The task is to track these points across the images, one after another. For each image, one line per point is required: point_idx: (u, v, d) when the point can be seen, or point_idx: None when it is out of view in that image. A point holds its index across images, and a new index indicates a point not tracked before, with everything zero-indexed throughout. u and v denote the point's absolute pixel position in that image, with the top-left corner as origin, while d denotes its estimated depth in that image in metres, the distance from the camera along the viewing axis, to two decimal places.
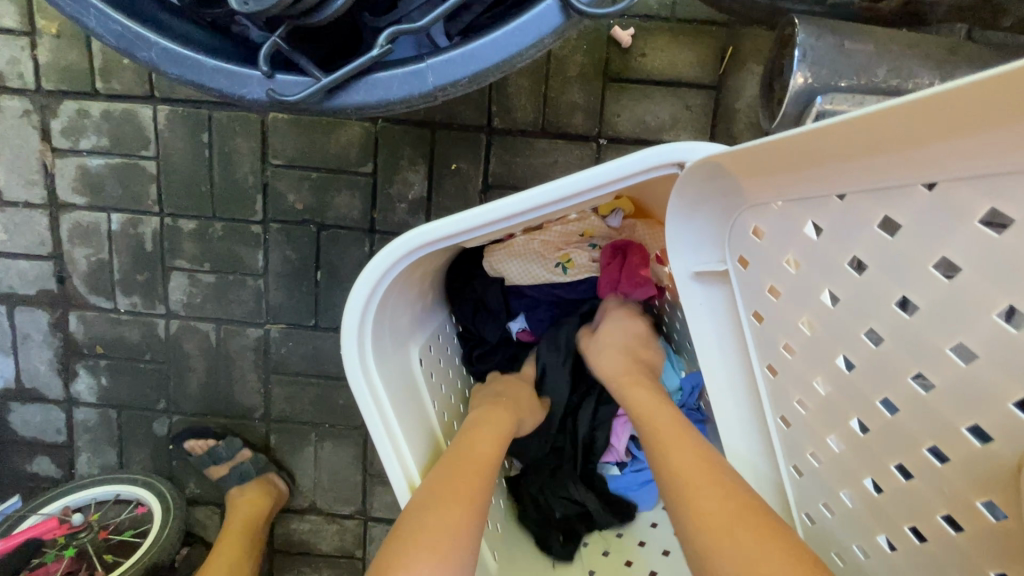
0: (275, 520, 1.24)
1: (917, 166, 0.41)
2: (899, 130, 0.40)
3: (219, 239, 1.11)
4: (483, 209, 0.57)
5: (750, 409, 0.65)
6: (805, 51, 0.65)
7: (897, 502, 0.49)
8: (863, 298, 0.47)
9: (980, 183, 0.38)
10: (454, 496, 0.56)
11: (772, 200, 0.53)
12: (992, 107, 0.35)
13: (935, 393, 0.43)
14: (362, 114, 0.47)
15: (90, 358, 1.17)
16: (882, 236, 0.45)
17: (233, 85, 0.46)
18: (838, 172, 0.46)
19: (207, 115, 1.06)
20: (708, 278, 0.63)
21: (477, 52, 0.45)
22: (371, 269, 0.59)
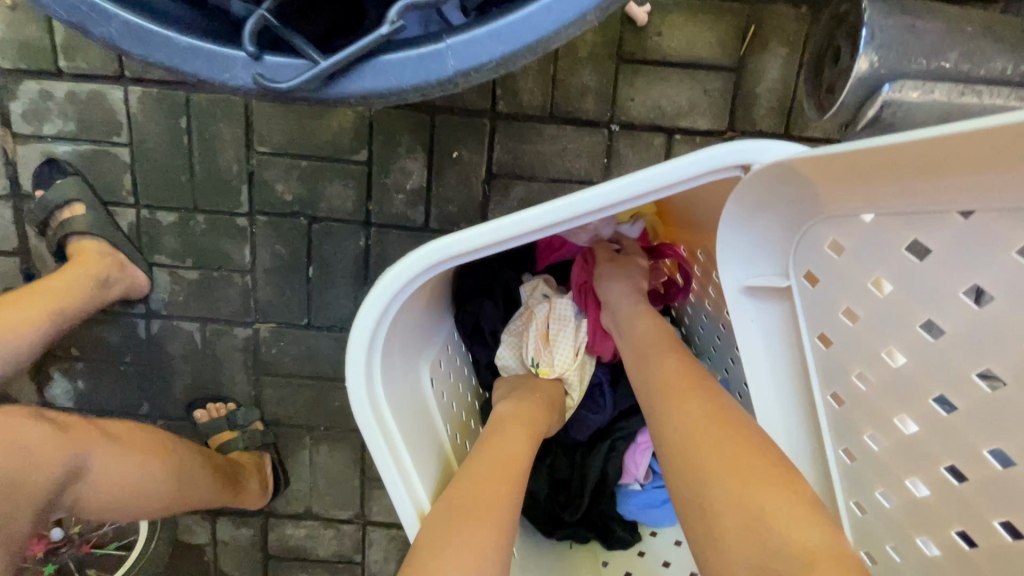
0: (268, 526, 1.19)
1: None
2: None
3: (202, 233, 1.03)
4: (519, 216, 0.51)
5: (805, 437, 0.60)
6: (873, 31, 0.59)
7: (993, 558, 0.45)
8: (978, 334, 0.42)
9: None
10: (489, 501, 0.51)
11: (861, 214, 0.48)
12: None
13: None
14: (370, 104, 0.40)
15: (65, 360, 1.09)
16: (1019, 265, 0.39)
17: (214, 69, 0.39)
18: (962, 190, 0.40)
19: (185, 97, 0.97)
20: (775, 298, 0.58)
21: (508, 30, 0.38)
22: (393, 277, 0.52)
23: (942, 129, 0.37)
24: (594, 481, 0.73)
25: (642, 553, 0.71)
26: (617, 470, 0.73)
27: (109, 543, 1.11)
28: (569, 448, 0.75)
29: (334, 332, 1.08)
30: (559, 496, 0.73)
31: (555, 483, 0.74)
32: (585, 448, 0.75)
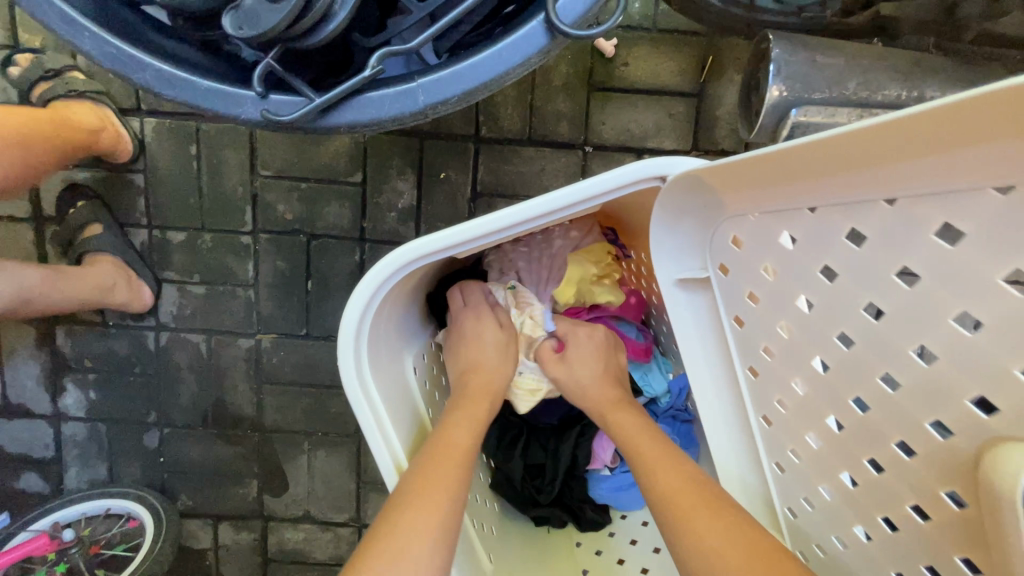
0: (268, 530, 1.24)
1: (884, 180, 0.42)
2: (874, 146, 0.41)
3: (208, 250, 1.11)
4: (471, 226, 0.58)
5: (733, 414, 0.64)
6: (779, 66, 0.68)
7: (868, 502, 0.50)
8: (831, 305, 0.49)
9: (936, 201, 0.39)
10: (430, 498, 0.57)
11: (749, 212, 0.54)
12: (956, 124, 0.36)
13: (901, 391, 0.44)
14: (355, 131, 0.49)
15: (79, 372, 1.16)
16: (848, 247, 0.46)
17: (229, 106, 0.47)
18: (810, 187, 0.47)
19: (195, 127, 1.06)
20: (694, 284, 0.64)
21: (467, 71, 0.47)
22: (373, 275, 0.59)
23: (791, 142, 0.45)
24: (567, 465, 0.77)
25: (612, 534, 0.76)
26: (586, 458, 0.78)
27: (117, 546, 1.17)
28: (542, 437, 0.80)
29: (331, 342, 1.15)
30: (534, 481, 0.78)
31: (529, 469, 0.78)
32: (557, 437, 0.80)
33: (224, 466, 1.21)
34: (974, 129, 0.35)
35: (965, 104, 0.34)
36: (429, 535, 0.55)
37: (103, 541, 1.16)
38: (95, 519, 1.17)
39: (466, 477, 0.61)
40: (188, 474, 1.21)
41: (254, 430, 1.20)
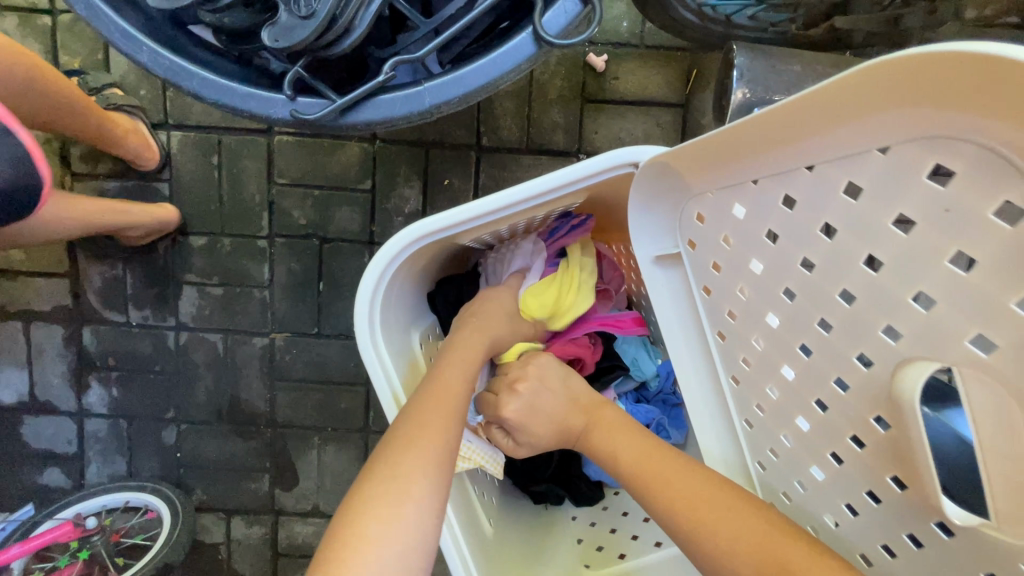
0: (279, 524, 1.28)
1: (800, 143, 0.40)
2: (780, 119, 0.40)
3: (227, 253, 1.18)
4: (455, 210, 0.57)
5: (715, 402, 0.59)
6: (742, 71, 0.76)
7: (849, 481, 0.45)
8: (775, 273, 0.45)
9: (840, 166, 0.39)
10: (422, 446, 0.59)
11: (702, 189, 0.50)
12: (858, 92, 0.35)
13: (833, 333, 0.42)
14: (370, 129, 0.56)
15: (103, 370, 1.23)
16: (785, 212, 0.43)
17: (262, 107, 0.55)
18: (743, 157, 0.44)
19: (217, 139, 1.15)
20: (668, 260, 0.58)
21: (467, 76, 0.54)
22: (384, 253, 0.61)
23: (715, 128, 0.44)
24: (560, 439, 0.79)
25: (606, 507, 0.78)
26: None
27: (135, 536, 1.22)
28: None
29: (341, 340, 1.22)
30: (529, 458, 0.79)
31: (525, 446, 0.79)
32: None
33: (238, 461, 1.26)
34: (864, 87, 0.34)
35: (859, 72, 0.33)
36: (422, 481, 0.57)
37: (122, 531, 1.21)
38: (114, 511, 1.22)
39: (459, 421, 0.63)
40: (203, 469, 1.27)
41: (267, 426, 1.26)
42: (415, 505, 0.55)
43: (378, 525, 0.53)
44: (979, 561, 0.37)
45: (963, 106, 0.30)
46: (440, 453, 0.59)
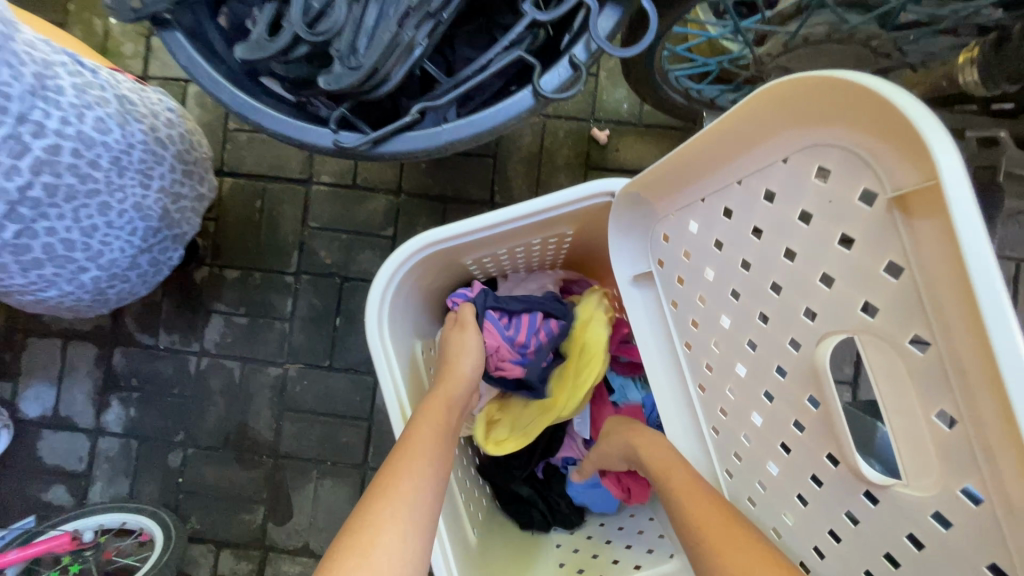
0: (266, 561, 1.27)
1: (732, 165, 0.49)
2: (716, 146, 0.49)
3: (256, 286, 1.30)
4: (459, 225, 0.66)
5: (686, 412, 0.63)
6: None
7: (797, 469, 0.49)
8: (724, 276, 0.52)
9: (761, 179, 0.47)
10: (392, 493, 0.60)
11: (666, 212, 0.59)
12: (767, 119, 0.44)
13: (770, 323, 0.48)
14: (396, 159, 0.68)
15: (124, 390, 1.30)
16: (726, 222, 0.51)
17: (311, 137, 0.67)
18: (695, 179, 0.53)
19: (263, 186, 1.30)
20: (644, 279, 0.65)
21: (478, 120, 0.66)
22: (391, 261, 0.69)
23: (668, 154, 0.53)
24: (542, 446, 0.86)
25: (590, 536, 0.80)
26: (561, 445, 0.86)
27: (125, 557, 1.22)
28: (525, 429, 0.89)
29: (350, 374, 1.28)
30: (512, 462, 0.85)
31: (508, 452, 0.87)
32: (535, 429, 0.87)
33: (236, 490, 1.29)
34: (770, 115, 0.43)
35: (760, 97, 0.42)
36: (394, 529, 0.58)
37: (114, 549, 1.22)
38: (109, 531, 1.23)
39: (429, 468, 0.63)
40: (201, 495, 1.29)
41: (269, 455, 1.29)
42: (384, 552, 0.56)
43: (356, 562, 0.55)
44: (900, 525, 0.41)
45: (833, 121, 0.39)
46: (411, 513, 0.59)
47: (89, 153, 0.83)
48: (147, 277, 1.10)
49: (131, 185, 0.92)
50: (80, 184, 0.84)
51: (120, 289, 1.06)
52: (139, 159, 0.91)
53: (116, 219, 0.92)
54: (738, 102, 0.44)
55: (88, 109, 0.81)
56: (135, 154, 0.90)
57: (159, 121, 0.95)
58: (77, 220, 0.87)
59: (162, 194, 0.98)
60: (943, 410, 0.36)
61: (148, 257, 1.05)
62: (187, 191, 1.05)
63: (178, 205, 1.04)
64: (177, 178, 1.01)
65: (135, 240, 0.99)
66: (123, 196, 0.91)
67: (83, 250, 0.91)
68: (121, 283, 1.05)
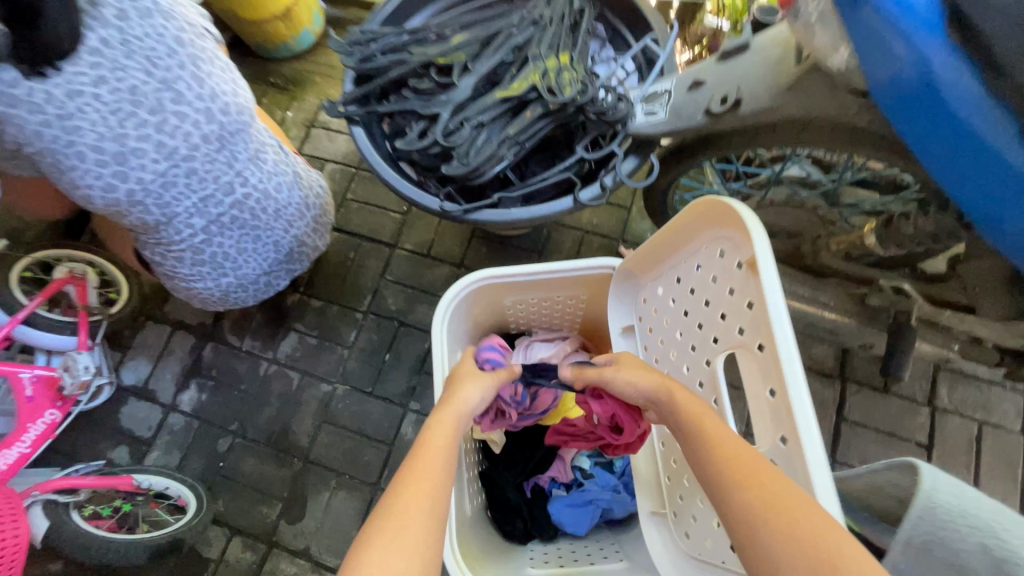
0: (269, 556, 1.42)
1: (682, 252, 0.77)
2: (670, 239, 0.77)
3: (331, 316, 1.61)
4: (510, 270, 0.95)
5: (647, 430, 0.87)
6: None
7: None
8: (676, 324, 0.79)
9: (695, 260, 0.74)
10: (413, 501, 0.62)
11: (647, 283, 0.87)
12: (696, 223, 0.72)
13: (697, 352, 0.74)
14: (476, 224, 1.01)
15: (203, 378, 1.59)
16: (677, 288, 0.78)
17: (425, 201, 1.01)
18: (662, 260, 0.81)
19: (359, 242, 1.68)
20: (628, 331, 0.92)
21: (535, 209, 0.99)
22: (458, 287, 0.96)
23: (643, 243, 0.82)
24: (534, 461, 1.05)
25: (557, 547, 0.98)
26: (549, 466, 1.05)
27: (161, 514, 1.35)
28: (521, 443, 1.08)
29: (385, 402, 1.52)
30: (507, 470, 1.05)
31: (505, 460, 1.06)
32: (531, 446, 1.07)
33: (264, 484, 1.48)
34: (696, 221, 0.71)
35: (689, 211, 0.71)
36: (415, 535, 0.59)
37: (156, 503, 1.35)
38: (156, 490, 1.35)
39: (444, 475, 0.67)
40: (233, 482, 1.48)
41: (299, 458, 1.49)
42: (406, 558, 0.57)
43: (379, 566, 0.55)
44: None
45: (724, 226, 0.67)
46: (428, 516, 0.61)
47: (265, 202, 1.21)
48: (259, 296, 1.43)
49: (281, 230, 1.29)
50: (251, 220, 1.21)
51: (240, 300, 1.41)
52: (293, 213, 1.29)
53: (262, 248, 1.28)
54: (677, 213, 0.73)
55: (277, 176, 1.22)
56: (291, 209, 1.28)
57: (315, 198, 1.35)
58: (238, 242, 1.23)
59: (298, 241, 1.35)
60: (769, 390, 0.61)
61: (269, 283, 1.40)
62: (313, 244, 1.42)
63: (304, 251, 1.40)
64: (310, 234, 1.38)
65: (269, 267, 1.34)
66: (273, 234, 1.28)
67: (233, 266, 1.27)
68: (245, 295, 1.39)
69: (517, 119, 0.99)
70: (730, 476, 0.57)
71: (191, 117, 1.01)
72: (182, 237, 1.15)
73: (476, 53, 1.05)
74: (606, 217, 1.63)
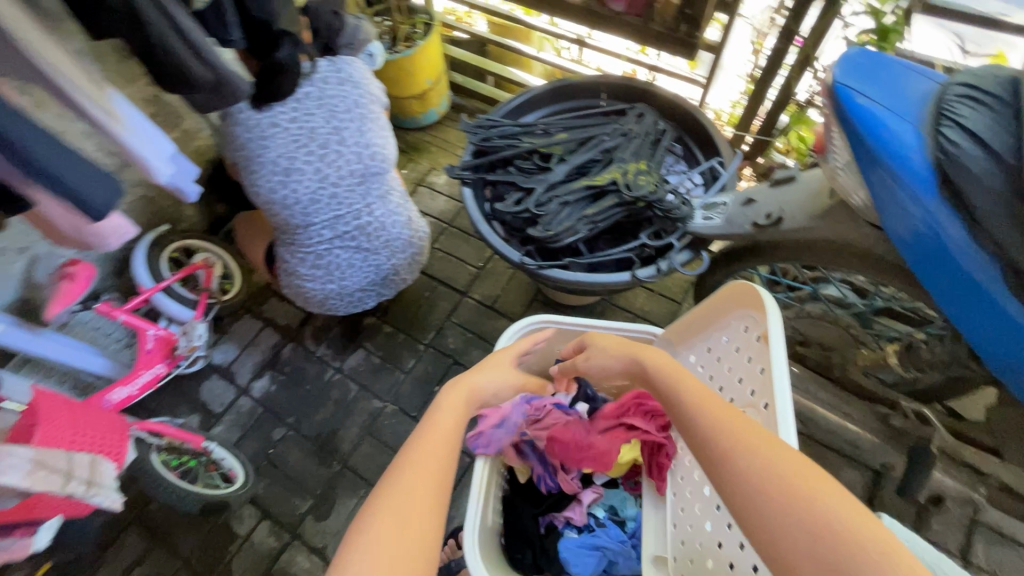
0: (289, 546, 1.53)
1: (714, 327, 0.91)
2: (704, 313, 0.92)
3: (397, 342, 1.82)
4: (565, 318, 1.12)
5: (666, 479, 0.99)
6: None
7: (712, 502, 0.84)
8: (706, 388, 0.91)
9: (726, 335, 0.88)
10: (427, 475, 0.75)
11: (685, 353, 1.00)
12: (726, 303, 0.87)
13: None
14: (547, 280, 1.19)
15: (277, 372, 1.80)
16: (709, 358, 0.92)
17: (508, 253, 1.22)
18: (697, 333, 0.95)
19: (435, 284, 1.92)
20: None
21: (598, 277, 1.17)
22: (520, 324, 1.14)
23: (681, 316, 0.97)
24: (553, 498, 1.15)
25: None
26: (566, 507, 1.14)
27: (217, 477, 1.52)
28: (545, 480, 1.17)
29: None
30: (527, 501, 1.15)
31: (528, 492, 1.17)
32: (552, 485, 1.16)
33: (302, 477, 1.62)
34: (728, 301, 0.86)
35: (724, 293, 0.86)
36: (429, 507, 0.72)
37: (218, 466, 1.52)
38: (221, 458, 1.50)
39: (451, 453, 0.81)
40: (277, 469, 1.64)
41: (338, 462, 1.64)
42: (425, 524, 0.70)
43: (400, 529, 0.68)
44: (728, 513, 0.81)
45: (750, 305, 0.82)
46: (439, 489, 0.75)
47: (378, 230, 1.47)
48: (349, 310, 1.64)
49: (384, 256, 1.52)
50: (364, 241, 1.46)
51: (333, 311, 1.62)
52: (397, 245, 1.53)
53: (365, 267, 1.51)
54: (713, 291, 0.88)
55: (393, 213, 1.48)
56: (397, 241, 1.52)
57: (419, 240, 1.58)
58: (349, 258, 1.47)
59: (394, 270, 1.57)
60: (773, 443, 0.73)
61: (360, 301, 1.61)
62: (406, 276, 1.63)
63: (397, 280, 1.61)
64: (406, 267, 1.60)
65: (365, 286, 1.56)
66: (377, 258, 1.51)
67: (339, 278, 1.50)
68: (338, 307, 1.60)
69: (597, 203, 1.21)
70: (739, 448, 0.65)
71: (346, 155, 1.32)
72: (309, 242, 1.42)
73: (573, 149, 1.31)
74: (657, 306, 1.78)
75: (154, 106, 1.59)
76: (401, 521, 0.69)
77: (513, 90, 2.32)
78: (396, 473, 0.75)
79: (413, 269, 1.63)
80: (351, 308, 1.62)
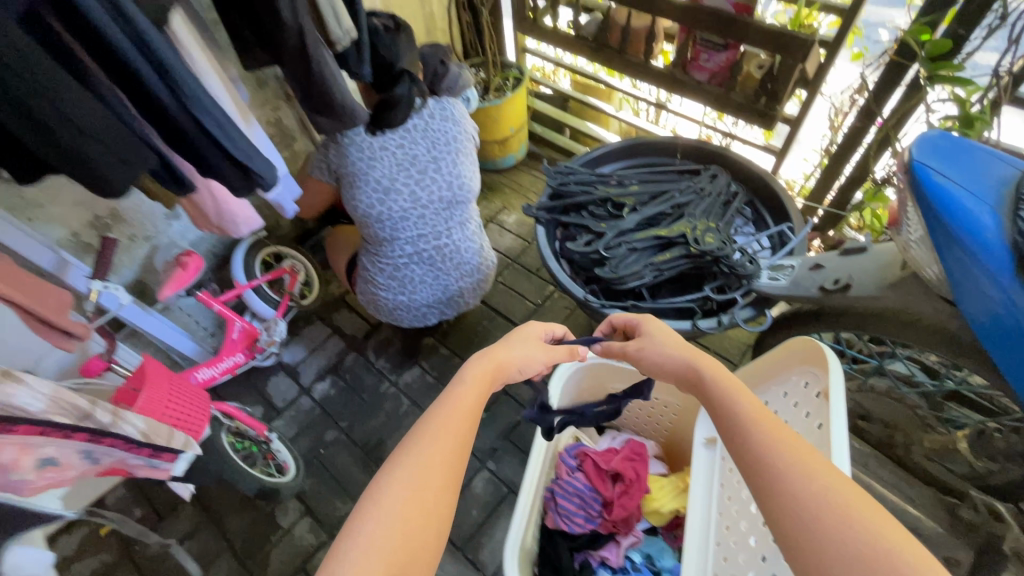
0: (325, 546, 1.58)
1: (770, 382, 0.94)
2: (760, 368, 0.95)
3: (451, 365, 1.90)
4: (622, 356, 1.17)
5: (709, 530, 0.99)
6: None
7: (755, 555, 0.84)
8: None
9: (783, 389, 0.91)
10: (443, 451, 0.70)
11: None
12: (784, 359, 0.90)
13: None
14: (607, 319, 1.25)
15: (337, 377, 1.92)
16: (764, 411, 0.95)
17: (572, 289, 1.29)
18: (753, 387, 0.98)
19: (495, 314, 2.01)
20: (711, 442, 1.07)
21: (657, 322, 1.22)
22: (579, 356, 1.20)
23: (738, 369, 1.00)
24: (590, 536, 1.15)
25: None
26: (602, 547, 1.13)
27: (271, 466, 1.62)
28: None
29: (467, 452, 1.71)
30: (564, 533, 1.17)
31: None
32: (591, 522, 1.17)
33: (346, 480, 1.69)
34: (786, 356, 0.89)
35: (783, 349, 0.89)
36: (439, 486, 0.67)
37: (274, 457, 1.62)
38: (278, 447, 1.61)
39: (469, 431, 0.75)
40: (324, 469, 1.72)
41: None
42: (432, 503, 0.65)
43: (406, 507, 0.63)
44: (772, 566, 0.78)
45: (808, 361, 0.84)
46: (453, 468, 0.70)
47: (453, 253, 1.59)
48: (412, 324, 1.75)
49: (453, 278, 1.63)
50: (438, 261, 1.58)
51: (398, 323, 1.73)
52: (468, 270, 1.64)
53: (435, 285, 1.62)
54: (772, 347, 0.91)
55: (468, 240, 1.61)
56: (468, 266, 1.64)
57: (487, 269, 1.69)
58: (423, 275, 1.59)
59: (460, 293, 1.68)
60: None
61: (425, 317, 1.72)
62: (470, 301, 1.73)
63: (461, 302, 1.71)
64: (471, 292, 1.70)
65: (431, 303, 1.67)
66: (447, 279, 1.63)
67: (410, 292, 1.62)
68: (404, 320, 1.71)
69: (663, 252, 1.27)
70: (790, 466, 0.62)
71: (439, 182, 1.47)
72: (391, 255, 1.55)
73: (645, 201, 1.39)
74: None
75: (275, 128, 1.83)
76: (411, 501, 0.64)
77: (587, 144, 2.45)
78: (420, 445, 0.70)
79: (478, 295, 1.73)
80: (416, 323, 1.74)
